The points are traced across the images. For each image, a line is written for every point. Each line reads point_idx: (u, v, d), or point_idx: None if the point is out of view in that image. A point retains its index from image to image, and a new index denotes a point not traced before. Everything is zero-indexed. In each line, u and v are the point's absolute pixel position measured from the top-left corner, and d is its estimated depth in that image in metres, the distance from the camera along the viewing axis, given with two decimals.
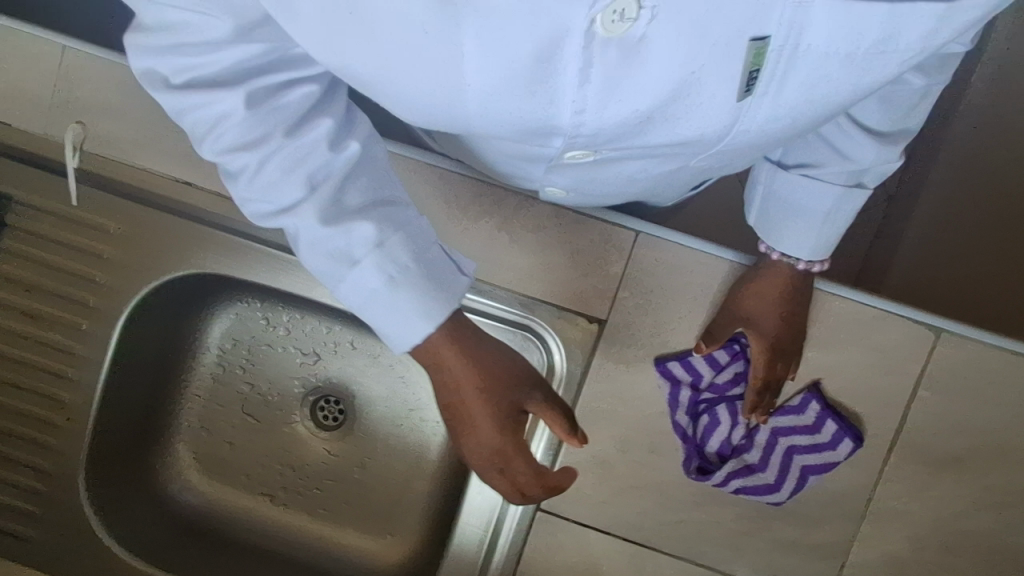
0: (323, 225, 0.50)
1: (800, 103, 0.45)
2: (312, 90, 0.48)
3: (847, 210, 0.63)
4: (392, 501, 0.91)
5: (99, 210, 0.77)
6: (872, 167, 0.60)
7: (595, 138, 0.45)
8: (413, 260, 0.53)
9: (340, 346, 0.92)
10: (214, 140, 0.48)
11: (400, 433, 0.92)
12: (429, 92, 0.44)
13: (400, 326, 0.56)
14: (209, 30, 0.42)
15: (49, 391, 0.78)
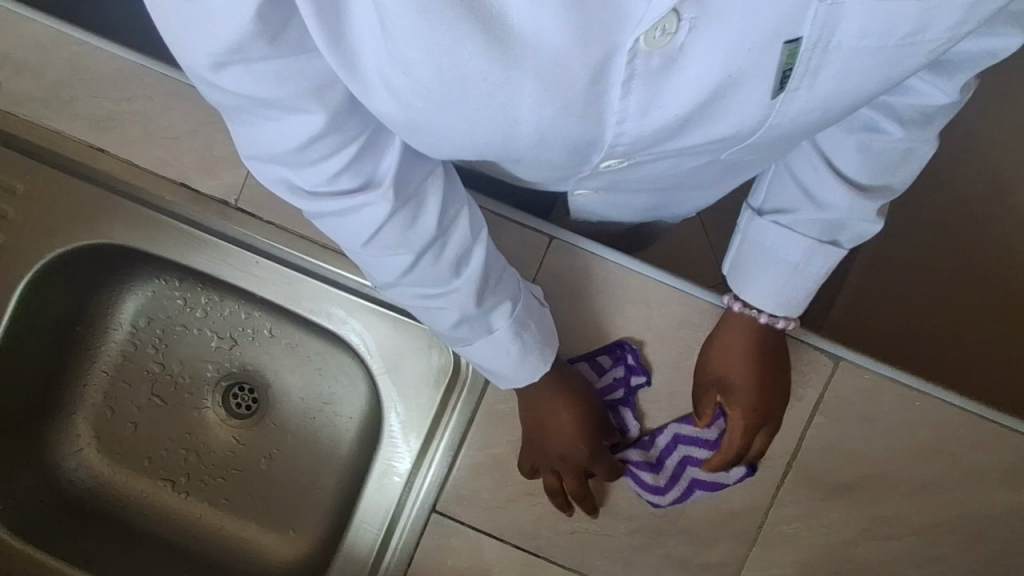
0: (476, 304, 0.58)
1: (830, 102, 0.47)
2: (437, 178, 0.52)
3: (820, 266, 0.64)
4: (295, 496, 0.88)
5: (6, 171, 0.75)
6: (850, 221, 0.61)
7: (634, 145, 0.47)
8: (532, 324, 0.63)
9: (258, 333, 0.90)
10: (343, 228, 0.51)
11: (311, 426, 0.90)
12: (486, 123, 0.45)
13: (538, 369, 0.65)
14: (317, 127, 0.43)
15: None
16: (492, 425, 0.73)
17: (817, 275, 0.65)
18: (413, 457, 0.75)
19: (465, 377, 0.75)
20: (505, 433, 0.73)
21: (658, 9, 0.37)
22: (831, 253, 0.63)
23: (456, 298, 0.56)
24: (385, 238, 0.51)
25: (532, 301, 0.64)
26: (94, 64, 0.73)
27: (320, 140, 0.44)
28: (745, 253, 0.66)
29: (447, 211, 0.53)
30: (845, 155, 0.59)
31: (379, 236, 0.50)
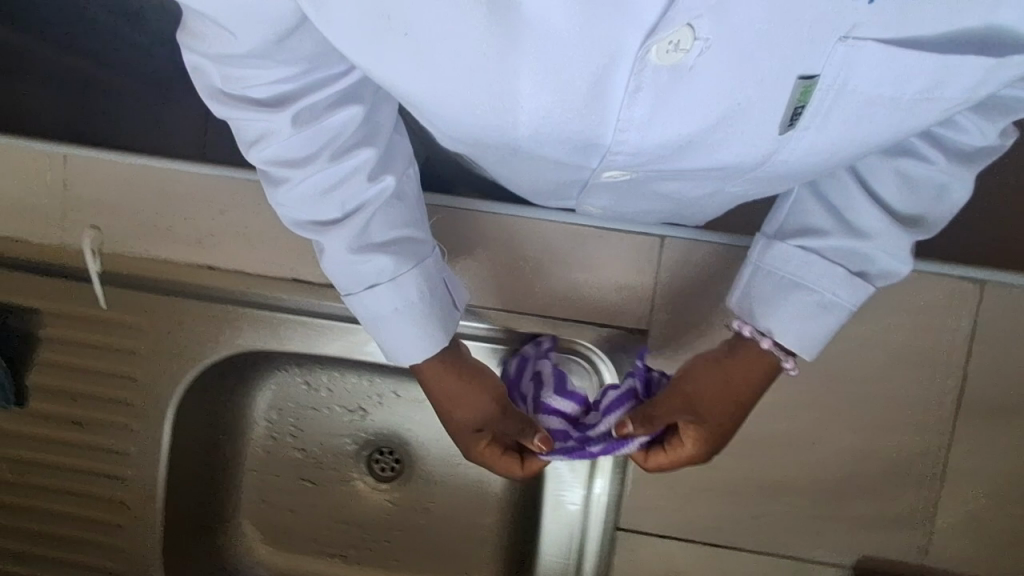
0: (351, 254, 0.54)
1: (836, 138, 0.45)
2: (353, 114, 0.49)
3: (841, 305, 0.54)
4: (462, 540, 0.90)
5: (126, 308, 0.76)
6: (881, 258, 0.53)
7: (632, 156, 0.45)
8: (423, 307, 0.57)
9: (384, 397, 0.92)
10: (242, 133, 0.49)
11: (459, 472, 0.91)
12: (474, 108, 0.43)
13: (411, 357, 0.60)
14: (252, 41, 0.42)
15: (109, 494, 0.78)
16: None
17: (836, 313, 0.55)
18: (578, 481, 0.73)
19: None
20: None
21: (670, 24, 0.35)
22: (859, 291, 0.54)
23: (335, 240, 0.53)
24: (273, 151, 0.49)
25: (443, 296, 0.59)
26: (182, 186, 0.74)
27: (238, 51, 0.43)
28: (757, 279, 0.56)
29: (349, 154, 0.50)
30: (882, 178, 0.51)
31: (270, 147, 0.48)
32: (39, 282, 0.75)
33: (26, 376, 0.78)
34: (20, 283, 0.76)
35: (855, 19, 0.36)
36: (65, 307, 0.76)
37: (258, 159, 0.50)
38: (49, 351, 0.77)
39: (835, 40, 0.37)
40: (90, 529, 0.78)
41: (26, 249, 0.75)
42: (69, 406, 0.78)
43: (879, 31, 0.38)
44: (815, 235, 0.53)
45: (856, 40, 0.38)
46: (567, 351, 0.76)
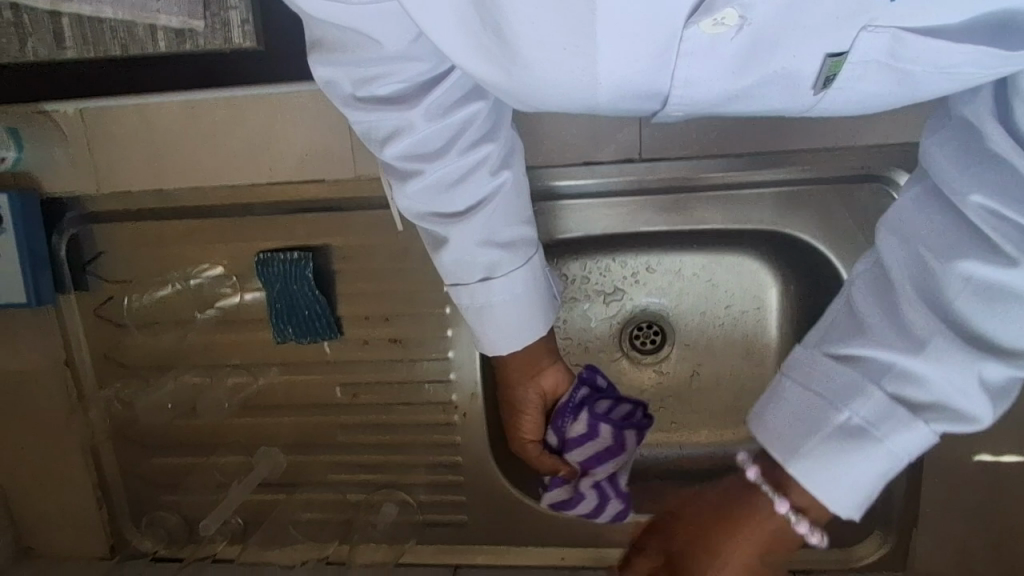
0: (476, 243, 0.63)
1: (878, 91, 0.51)
2: (477, 109, 0.58)
3: (896, 449, 0.47)
4: (735, 391, 0.94)
5: None
6: (958, 396, 0.45)
7: (696, 100, 0.52)
8: (529, 298, 0.66)
9: (641, 274, 0.94)
10: (373, 135, 0.58)
11: (723, 332, 0.94)
12: (568, 88, 0.51)
13: (514, 342, 0.68)
14: (390, 44, 0.52)
15: (437, 397, 0.86)
16: None
17: (862, 448, 0.47)
18: None
19: None
20: None
21: (713, 9, 0.43)
22: (900, 428, 0.46)
23: (460, 229, 0.62)
24: (407, 145, 0.58)
25: (543, 287, 0.68)
26: None
27: (381, 55, 0.53)
28: (789, 388, 0.50)
29: (474, 149, 0.59)
30: (952, 289, 0.44)
31: (406, 143, 0.57)
32: (342, 220, 0.82)
33: (340, 307, 0.84)
34: (321, 222, 0.82)
35: (876, 14, 0.44)
36: (365, 237, 0.82)
37: (389, 156, 0.59)
38: (355, 281, 0.84)
39: (858, 29, 0.45)
40: (424, 429, 0.87)
41: (326, 191, 0.80)
42: (384, 327, 0.85)
43: (899, 18, 0.44)
44: (865, 341, 0.47)
45: (878, 27, 0.45)
46: (859, 178, 0.74)
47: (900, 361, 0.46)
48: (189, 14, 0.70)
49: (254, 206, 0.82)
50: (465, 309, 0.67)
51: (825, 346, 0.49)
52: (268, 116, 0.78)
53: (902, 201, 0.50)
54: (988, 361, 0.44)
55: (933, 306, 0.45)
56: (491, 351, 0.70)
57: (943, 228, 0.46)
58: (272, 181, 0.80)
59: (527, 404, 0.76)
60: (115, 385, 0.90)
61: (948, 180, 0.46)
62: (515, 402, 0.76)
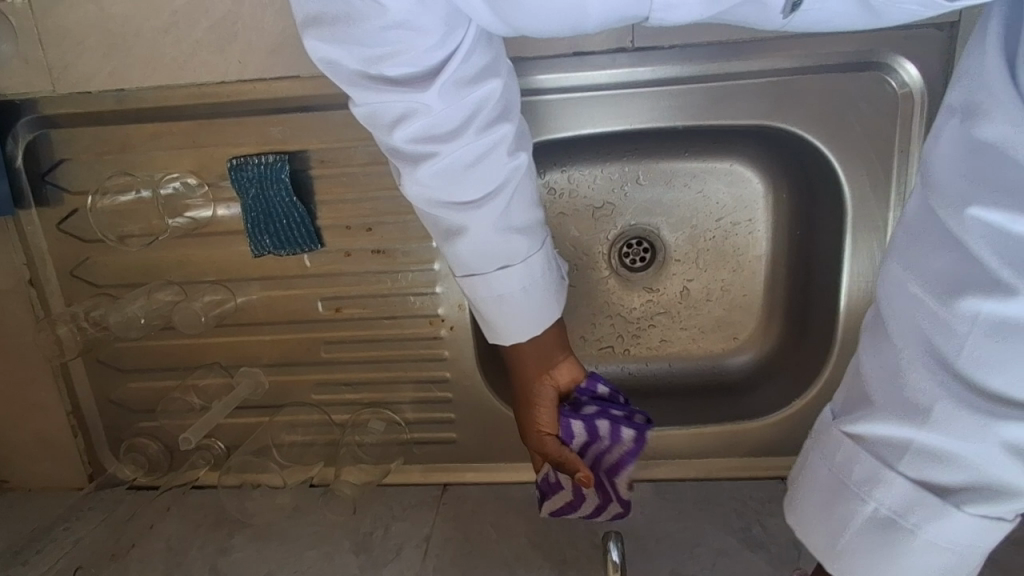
0: (495, 232, 0.60)
1: (846, 12, 0.50)
2: (493, 87, 0.56)
3: (931, 536, 0.41)
4: (727, 306, 0.93)
5: None
6: (982, 459, 0.38)
7: (671, 20, 0.52)
8: (546, 282, 0.65)
9: (630, 187, 0.92)
10: (382, 117, 0.55)
11: (713, 245, 0.92)
12: (560, 19, 0.52)
13: (530, 330, 0.67)
14: (399, 15, 0.48)
15: (423, 311, 0.83)
16: None
17: (895, 543, 0.42)
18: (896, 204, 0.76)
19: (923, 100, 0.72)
20: None
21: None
22: (930, 516, 0.40)
23: (478, 216, 0.59)
24: (419, 126, 0.54)
25: (555, 275, 0.67)
26: None
27: (391, 31, 0.49)
28: (812, 466, 0.46)
29: (491, 128, 0.57)
30: (960, 339, 0.38)
31: (419, 124, 0.54)
32: (321, 121, 0.77)
33: (319, 216, 0.81)
34: (299, 123, 0.78)
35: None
36: (344, 138, 0.78)
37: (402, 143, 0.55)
38: (337, 187, 0.80)
39: None
40: (411, 345, 0.85)
41: (303, 87, 0.76)
42: (368, 236, 0.81)
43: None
44: (873, 418, 0.42)
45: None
46: (859, 66, 0.72)
47: (915, 438, 0.40)
48: None
49: (225, 105, 0.77)
50: (481, 300, 0.65)
51: (840, 421, 0.44)
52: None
53: (902, 232, 0.44)
54: (1005, 416, 0.37)
55: (933, 353, 0.39)
56: (507, 342, 0.68)
57: (934, 264, 0.40)
58: (242, 79, 0.75)
59: (542, 398, 0.71)
60: (83, 304, 0.85)
61: (943, 205, 0.40)
62: (528, 398, 0.72)
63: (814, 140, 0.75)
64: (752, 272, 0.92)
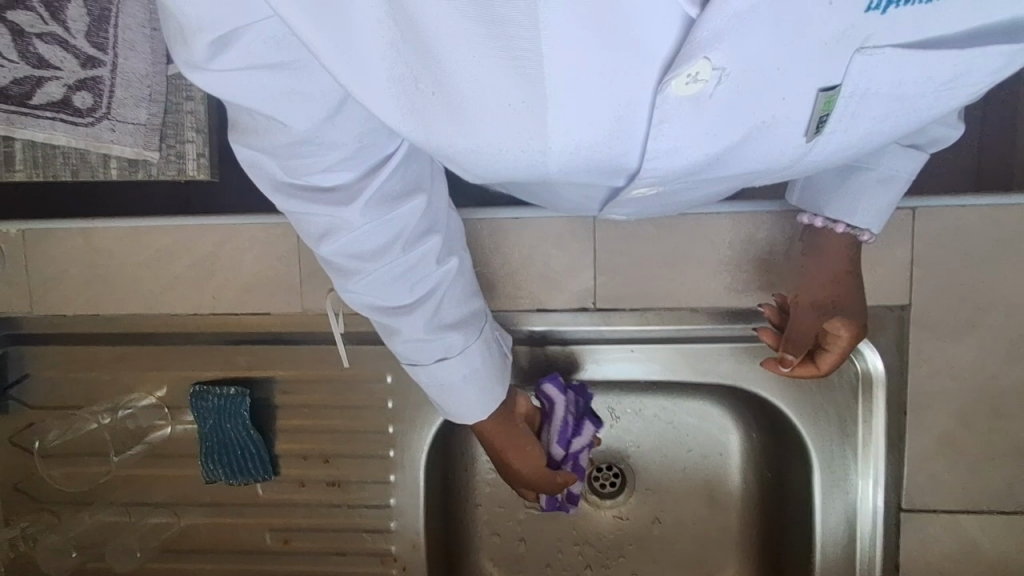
0: (428, 331, 0.55)
1: (876, 127, 0.42)
2: (418, 203, 0.49)
3: (885, 171, 0.54)
4: (699, 543, 0.88)
5: (370, 366, 0.77)
6: (929, 129, 0.51)
7: (664, 178, 0.40)
8: (490, 371, 0.60)
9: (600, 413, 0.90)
10: (305, 227, 0.49)
11: (685, 477, 0.89)
12: (512, 162, 0.39)
13: (481, 414, 0.62)
14: (308, 124, 0.41)
15: (374, 548, 0.79)
16: (925, 407, 0.70)
17: (874, 180, 0.55)
18: (870, 478, 0.72)
19: (880, 383, 0.71)
20: (943, 408, 0.70)
21: (690, 60, 0.32)
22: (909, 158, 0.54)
23: (409, 319, 0.54)
24: (342, 242, 0.48)
25: (499, 356, 0.62)
26: None
27: (301, 139, 0.43)
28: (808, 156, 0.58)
29: (418, 241, 0.51)
30: None
31: (340, 241, 0.48)
32: (284, 353, 0.77)
33: (277, 444, 0.79)
34: (263, 353, 0.78)
35: (869, 31, 0.35)
36: (308, 370, 0.78)
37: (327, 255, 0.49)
38: (297, 417, 0.79)
39: (852, 50, 0.35)
40: None
41: (269, 322, 0.76)
42: (324, 468, 0.79)
43: (895, 34, 0.36)
44: None
45: (872, 49, 0.36)
46: None
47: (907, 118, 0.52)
48: (143, 146, 0.71)
49: (194, 335, 0.78)
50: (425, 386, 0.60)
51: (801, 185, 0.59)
52: (219, 240, 0.75)
53: None
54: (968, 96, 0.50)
55: None
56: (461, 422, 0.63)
57: None
58: (214, 312, 0.76)
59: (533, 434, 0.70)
60: (22, 521, 0.81)
61: None
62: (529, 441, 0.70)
63: (789, 411, 0.75)
64: (726, 509, 0.88)
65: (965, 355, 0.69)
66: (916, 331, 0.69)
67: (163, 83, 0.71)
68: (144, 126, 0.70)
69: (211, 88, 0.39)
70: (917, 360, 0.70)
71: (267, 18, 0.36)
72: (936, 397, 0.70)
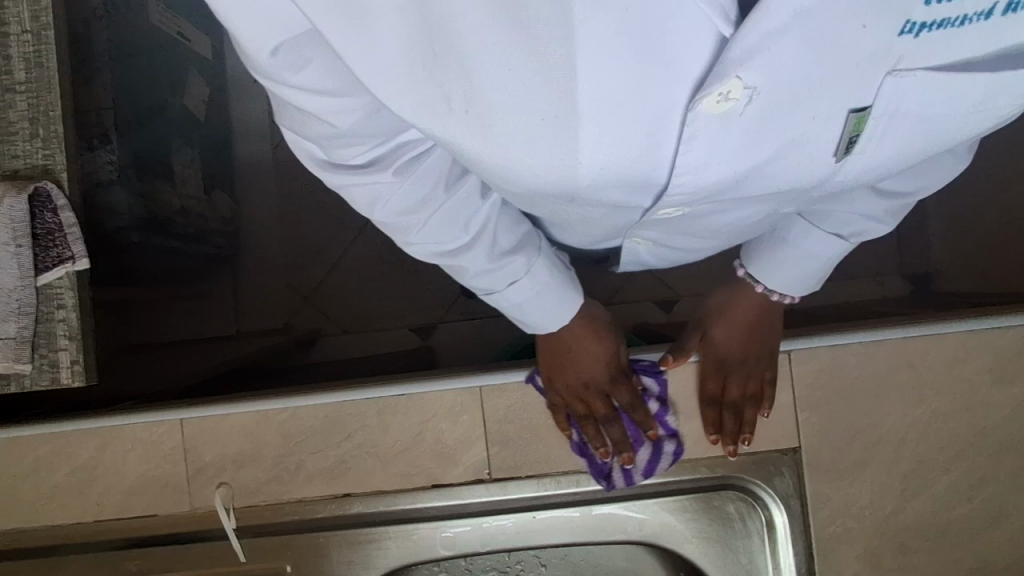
0: (490, 262, 0.56)
1: (902, 149, 0.44)
2: (441, 150, 0.47)
3: (808, 254, 0.60)
4: None
5: (269, 556, 0.74)
6: (853, 217, 0.56)
7: (694, 197, 0.43)
8: (554, 285, 0.61)
9: (526, 565, 0.86)
10: (352, 198, 0.48)
11: None
12: (546, 170, 0.41)
13: (551, 326, 0.64)
14: (347, 113, 0.41)
15: None
16: (833, 551, 0.68)
17: (799, 261, 0.61)
18: None
19: (785, 532, 0.71)
20: (850, 550, 0.69)
21: (722, 79, 0.33)
22: (865, 234, 0.58)
23: (470, 257, 0.54)
24: (391, 206, 0.48)
25: (561, 265, 0.62)
26: (300, 422, 0.72)
27: (336, 131, 0.42)
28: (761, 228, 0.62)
29: (458, 183, 0.49)
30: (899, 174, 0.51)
31: (386, 205, 0.48)
32: (178, 553, 0.74)
33: None
34: (156, 556, 0.74)
35: (901, 52, 0.35)
36: (204, 568, 0.74)
37: (383, 218, 0.49)
38: None
39: (886, 72, 0.36)
40: None
41: (159, 523, 0.73)
42: None
43: (928, 59, 0.36)
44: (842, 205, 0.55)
45: (903, 72, 0.36)
46: (718, 483, 0.72)
47: (856, 212, 0.55)
48: (12, 360, 0.69)
49: (81, 543, 0.74)
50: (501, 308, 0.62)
51: (747, 253, 0.66)
52: (99, 444, 0.72)
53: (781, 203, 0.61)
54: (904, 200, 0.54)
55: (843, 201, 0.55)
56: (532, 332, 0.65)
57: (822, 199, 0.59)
58: (100, 519, 0.73)
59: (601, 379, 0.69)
60: None
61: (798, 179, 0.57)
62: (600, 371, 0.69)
63: (700, 561, 0.74)
64: None
65: (861, 492, 0.69)
66: (811, 472, 0.69)
67: (33, 296, 0.70)
68: (14, 340, 0.69)
69: (281, 92, 0.41)
70: (817, 504, 0.69)
71: (313, 31, 0.38)
72: (840, 539, 0.68)
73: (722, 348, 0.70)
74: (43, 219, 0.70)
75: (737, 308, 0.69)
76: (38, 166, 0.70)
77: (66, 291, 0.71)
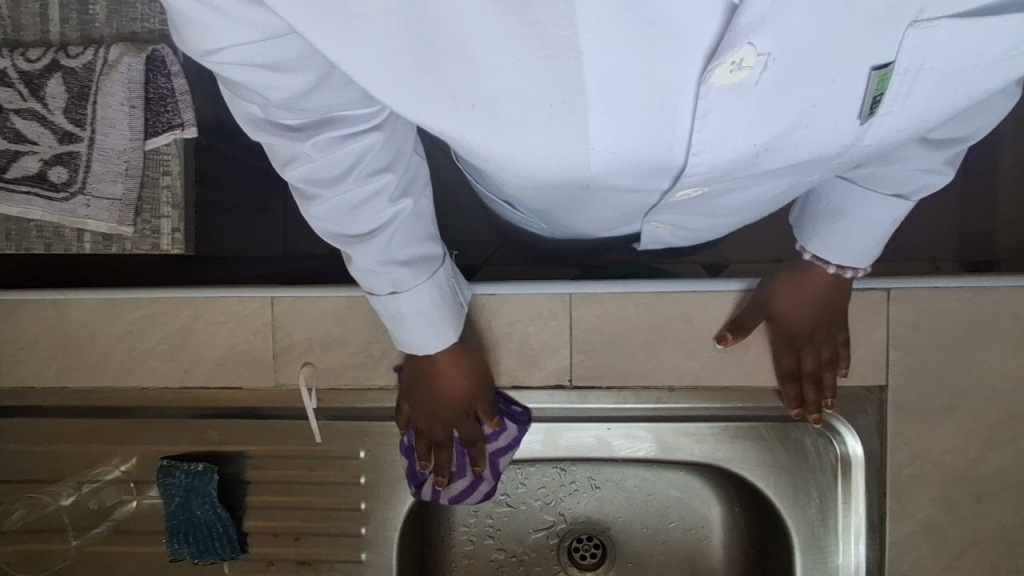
0: (376, 264, 0.52)
1: (924, 109, 0.42)
2: (379, 141, 0.45)
3: (866, 220, 0.57)
4: None
5: (344, 440, 0.76)
6: (907, 174, 0.53)
7: (712, 174, 0.41)
8: (445, 305, 0.58)
9: (581, 485, 0.88)
10: (274, 153, 0.45)
11: (664, 549, 0.87)
12: (551, 154, 0.40)
13: (430, 347, 0.60)
14: (293, 84, 0.39)
15: None
16: (907, 493, 0.68)
17: (862, 228, 0.58)
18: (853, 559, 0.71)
19: (856, 467, 0.72)
20: (925, 494, 0.69)
21: (735, 46, 0.32)
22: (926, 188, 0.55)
23: (359, 252, 0.50)
24: (309, 175, 0.45)
25: (452, 294, 0.58)
26: None
27: (278, 99, 0.40)
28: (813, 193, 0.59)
29: (375, 178, 0.47)
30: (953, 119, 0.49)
31: (305, 172, 0.45)
32: (257, 427, 0.76)
33: (246, 520, 0.77)
34: (237, 428, 0.77)
35: (921, 2, 0.34)
36: (280, 444, 0.76)
37: (297, 182, 0.45)
38: (269, 491, 0.77)
39: (905, 25, 0.35)
40: None
41: (243, 396, 0.75)
42: (293, 546, 0.77)
43: (948, 6, 0.35)
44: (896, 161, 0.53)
45: (925, 21, 0.36)
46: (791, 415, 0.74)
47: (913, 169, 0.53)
48: (118, 221, 0.70)
49: (165, 408, 0.77)
50: (381, 314, 0.57)
51: (798, 225, 0.63)
52: (192, 313, 0.74)
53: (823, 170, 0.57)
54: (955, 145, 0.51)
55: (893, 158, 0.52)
56: (416, 352, 0.61)
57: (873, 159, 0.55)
58: (186, 386, 0.75)
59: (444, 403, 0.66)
60: None
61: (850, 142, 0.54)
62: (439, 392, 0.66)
63: (767, 491, 0.75)
64: None
65: (944, 438, 0.68)
66: (896, 413, 0.69)
67: (141, 158, 0.71)
68: (120, 201, 0.70)
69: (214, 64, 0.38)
70: (897, 444, 0.69)
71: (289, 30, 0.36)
72: (917, 482, 0.68)
73: (790, 326, 0.67)
74: (157, 84, 0.70)
75: (809, 283, 0.65)
76: (155, 30, 0.71)
77: (173, 158, 0.72)
